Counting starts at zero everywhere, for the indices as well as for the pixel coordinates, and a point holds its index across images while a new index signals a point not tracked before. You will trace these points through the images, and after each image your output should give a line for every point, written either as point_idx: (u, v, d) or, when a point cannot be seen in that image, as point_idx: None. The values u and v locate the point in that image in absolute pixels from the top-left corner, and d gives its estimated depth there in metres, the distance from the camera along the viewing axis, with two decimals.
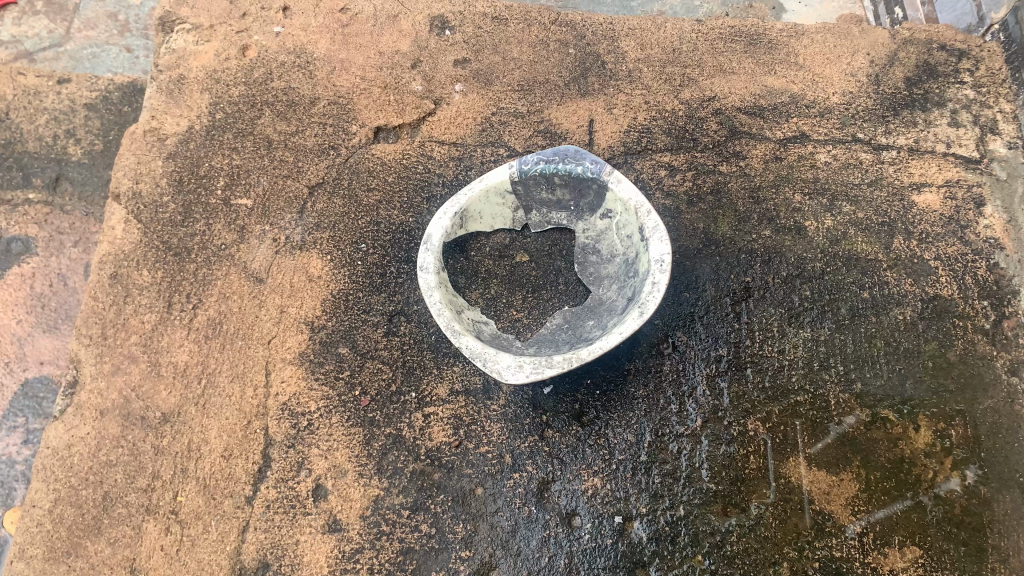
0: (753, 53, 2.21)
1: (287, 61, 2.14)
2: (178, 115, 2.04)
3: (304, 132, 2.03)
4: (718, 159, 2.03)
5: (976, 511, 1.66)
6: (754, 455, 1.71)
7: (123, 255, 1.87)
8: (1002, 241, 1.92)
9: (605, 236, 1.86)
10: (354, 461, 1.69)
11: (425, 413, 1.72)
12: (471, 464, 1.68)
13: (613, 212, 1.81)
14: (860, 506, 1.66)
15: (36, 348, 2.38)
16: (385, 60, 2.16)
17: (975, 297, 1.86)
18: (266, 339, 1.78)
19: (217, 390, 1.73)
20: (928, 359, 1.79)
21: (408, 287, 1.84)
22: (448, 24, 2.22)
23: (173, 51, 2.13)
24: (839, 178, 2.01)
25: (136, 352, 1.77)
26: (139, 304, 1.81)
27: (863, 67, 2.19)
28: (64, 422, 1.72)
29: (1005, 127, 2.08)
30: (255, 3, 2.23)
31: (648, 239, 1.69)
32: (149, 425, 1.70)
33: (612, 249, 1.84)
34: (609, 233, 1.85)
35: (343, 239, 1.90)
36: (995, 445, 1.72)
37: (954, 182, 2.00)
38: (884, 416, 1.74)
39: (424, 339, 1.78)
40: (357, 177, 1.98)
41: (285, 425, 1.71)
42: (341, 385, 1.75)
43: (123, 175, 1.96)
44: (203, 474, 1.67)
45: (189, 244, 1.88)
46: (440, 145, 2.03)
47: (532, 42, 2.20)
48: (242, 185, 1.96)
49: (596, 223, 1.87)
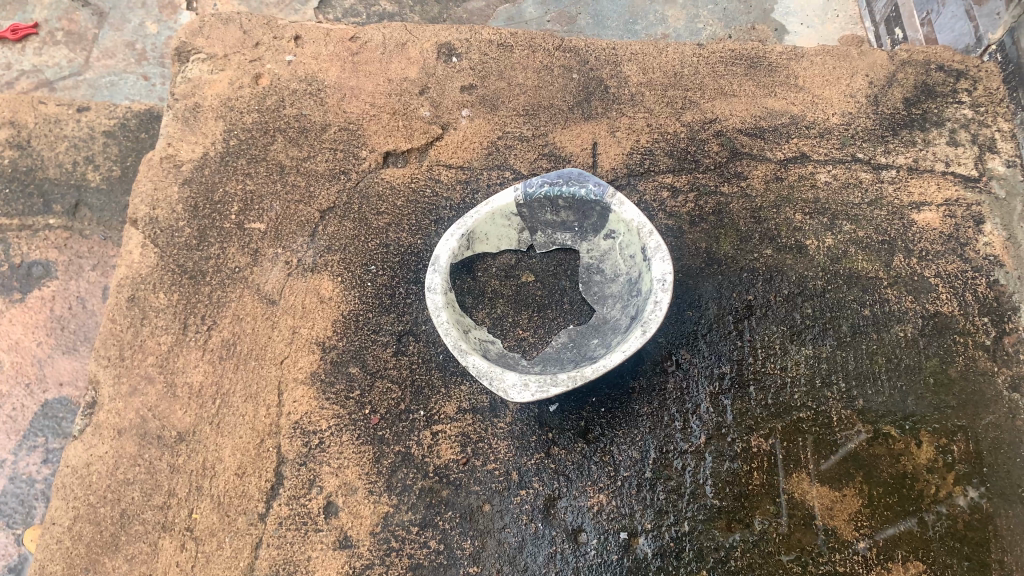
0: (754, 76, 2.26)
1: (299, 89, 2.20)
2: (193, 142, 2.10)
3: (316, 158, 2.09)
4: (719, 180, 2.07)
5: (979, 526, 1.67)
6: (757, 471, 1.73)
7: (140, 278, 1.92)
8: (1001, 258, 1.95)
9: (609, 256, 1.90)
10: (365, 478, 1.72)
11: (434, 431, 1.76)
12: (478, 481, 1.72)
13: (616, 233, 1.86)
14: (863, 521, 1.69)
15: (56, 369, 2.44)
16: (394, 87, 2.22)
17: (976, 313, 1.88)
18: (279, 359, 1.83)
19: (231, 409, 1.78)
20: (929, 375, 1.82)
21: (417, 307, 1.89)
22: (455, 52, 2.28)
23: (188, 80, 2.20)
24: (840, 197, 2.04)
25: (153, 373, 1.82)
26: (156, 326, 1.87)
27: (862, 88, 2.23)
28: (83, 441, 1.76)
29: (1003, 145, 2.11)
30: (267, 32, 2.30)
31: (651, 259, 1.73)
32: (165, 444, 1.75)
33: (615, 269, 1.88)
34: (613, 253, 1.89)
35: (354, 261, 1.95)
36: (997, 460, 1.73)
37: (953, 201, 2.03)
38: (886, 432, 1.76)
39: (432, 358, 1.82)
40: (367, 201, 2.03)
41: (297, 443, 1.75)
42: (352, 404, 1.79)
43: (140, 201, 2.02)
44: (217, 492, 1.71)
45: (204, 267, 1.94)
46: (447, 169, 2.08)
47: (537, 68, 2.26)
48: (256, 210, 2.01)
49: (600, 243, 1.91)
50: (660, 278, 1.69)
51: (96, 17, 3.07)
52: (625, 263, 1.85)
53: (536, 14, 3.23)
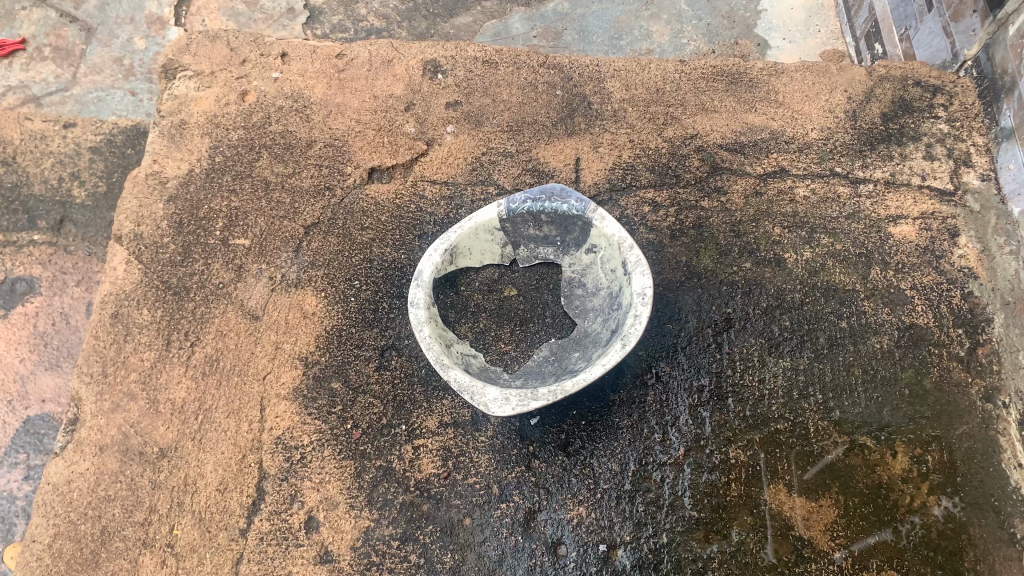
0: (735, 92, 2.28)
1: (285, 106, 2.21)
2: (179, 159, 2.12)
3: (300, 174, 2.10)
4: (700, 195, 2.09)
5: (952, 535, 1.69)
6: (735, 482, 1.75)
7: (124, 295, 1.93)
8: (976, 270, 1.97)
9: (589, 271, 1.92)
10: (346, 493, 1.73)
11: (415, 445, 1.77)
12: (459, 495, 1.73)
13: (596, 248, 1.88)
14: (838, 531, 1.70)
15: (38, 386, 2.40)
16: (378, 103, 2.23)
17: (951, 325, 1.90)
18: (261, 375, 1.84)
19: (214, 425, 1.79)
20: (905, 387, 1.84)
21: (400, 321, 1.90)
22: (440, 69, 2.30)
23: (174, 97, 2.22)
24: (818, 211, 2.07)
25: (136, 390, 1.83)
26: (139, 342, 1.88)
27: (841, 104, 2.25)
28: (65, 459, 1.77)
29: (978, 159, 2.14)
30: (254, 49, 2.31)
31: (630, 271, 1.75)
32: (147, 460, 1.76)
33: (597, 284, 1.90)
34: (594, 269, 1.91)
35: (337, 277, 1.96)
36: (970, 470, 1.75)
37: (930, 214, 2.06)
38: (861, 443, 1.78)
39: (414, 372, 1.84)
40: (351, 216, 2.05)
41: (278, 459, 1.76)
42: (334, 419, 1.80)
43: (125, 218, 2.03)
44: (198, 508, 1.72)
45: (188, 283, 1.95)
46: (432, 185, 2.10)
47: (520, 85, 2.28)
48: (240, 226, 2.02)
49: (581, 259, 1.93)
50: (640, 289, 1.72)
51: (84, 33, 3.10)
52: (607, 277, 1.86)
53: (523, 30, 3.24)
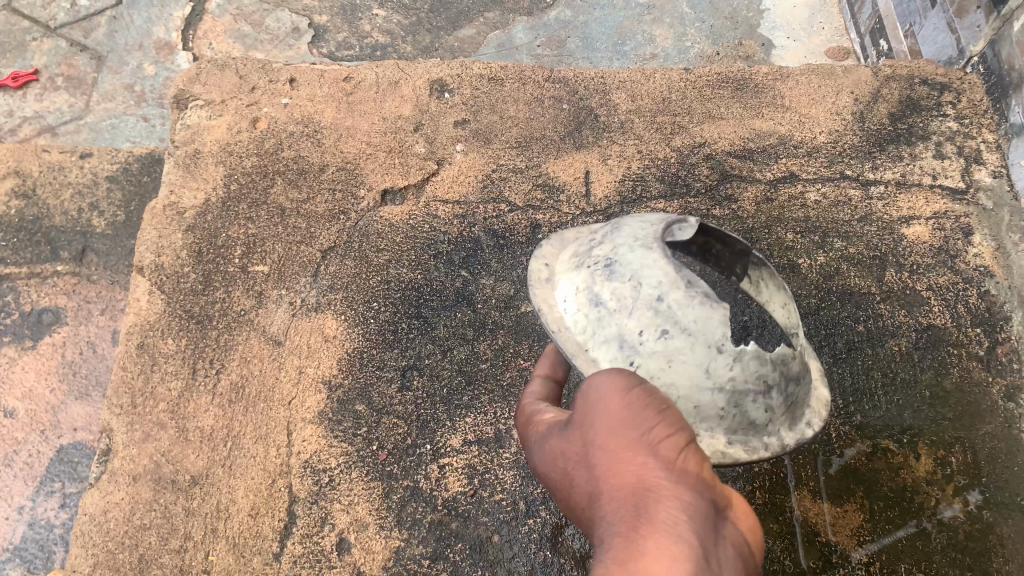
0: (741, 98, 2.29)
1: (296, 131, 2.24)
2: (195, 189, 2.15)
3: (315, 199, 2.13)
4: (711, 204, 2.11)
5: (979, 536, 1.71)
6: (759, 490, 1.75)
7: (148, 326, 1.97)
8: (991, 268, 2.00)
9: (637, 308, 1.38)
10: (375, 513, 1.76)
11: (441, 464, 1.80)
12: (486, 512, 1.75)
13: (619, 249, 1.48)
14: (865, 536, 1.71)
15: (70, 416, 2.43)
16: (389, 125, 2.26)
17: (968, 325, 1.93)
18: (287, 400, 1.87)
19: (243, 451, 1.83)
20: (925, 389, 1.86)
21: (419, 341, 1.93)
22: (447, 87, 2.32)
23: (188, 127, 2.25)
24: (830, 215, 2.08)
25: (164, 419, 1.86)
26: (166, 372, 1.91)
27: (847, 106, 2.26)
28: (99, 489, 1.80)
29: (989, 156, 2.16)
30: (263, 76, 2.35)
31: (683, 287, 1.36)
32: (179, 488, 1.79)
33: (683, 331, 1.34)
34: (646, 304, 1.38)
35: (357, 299, 1.99)
36: (994, 470, 1.78)
37: (942, 214, 2.08)
38: (884, 446, 1.80)
39: (436, 392, 1.87)
40: (367, 238, 2.07)
41: (307, 482, 1.79)
42: (359, 441, 1.83)
43: (146, 249, 2.07)
44: (231, 533, 1.75)
45: (211, 311, 1.98)
46: (444, 204, 2.13)
47: (527, 100, 2.30)
48: (259, 253, 2.05)
49: (624, 288, 1.42)
50: (700, 302, 1.34)
51: (94, 61, 3.14)
52: (672, 313, 1.34)
53: (526, 40, 3.25)
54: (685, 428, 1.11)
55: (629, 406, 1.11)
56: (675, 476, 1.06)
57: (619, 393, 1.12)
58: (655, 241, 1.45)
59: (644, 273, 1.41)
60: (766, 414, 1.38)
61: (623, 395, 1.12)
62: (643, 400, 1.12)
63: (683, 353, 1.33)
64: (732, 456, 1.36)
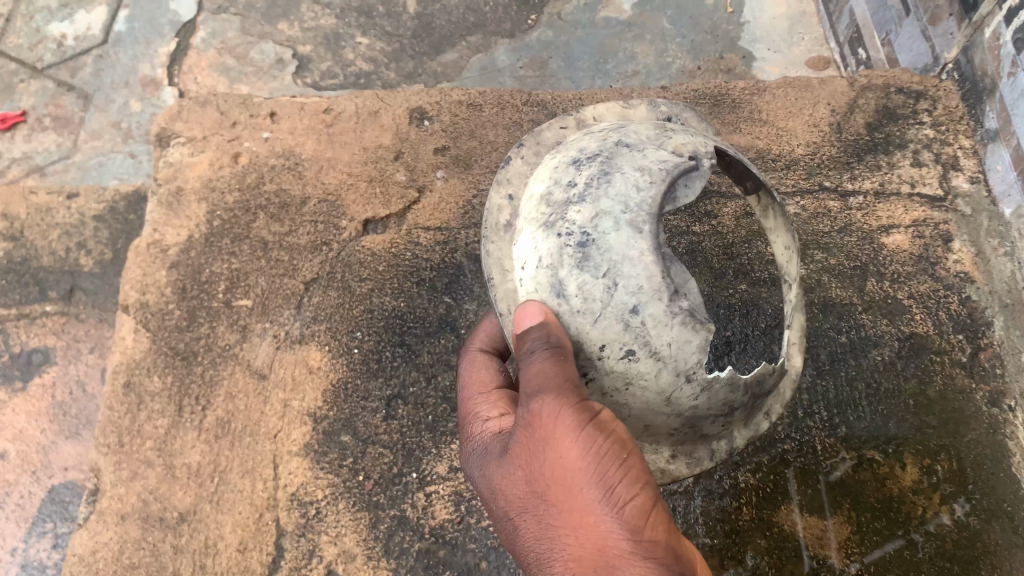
0: (718, 114, 2.30)
1: (277, 164, 2.26)
2: (178, 225, 2.17)
3: (297, 231, 2.14)
4: (691, 220, 2.10)
5: (967, 544, 1.70)
6: (746, 506, 1.75)
7: (134, 364, 1.98)
8: (972, 274, 2.00)
9: (606, 317, 1.26)
10: (363, 544, 1.76)
11: (427, 492, 1.80)
12: (473, 538, 1.75)
13: (600, 223, 1.29)
14: (853, 548, 1.71)
15: (60, 455, 2.44)
16: (369, 154, 2.27)
17: (951, 332, 1.92)
18: (272, 434, 1.88)
19: (230, 486, 1.83)
20: (909, 398, 1.85)
21: (403, 370, 1.93)
22: (427, 115, 2.34)
23: (170, 165, 2.28)
24: (810, 227, 2.09)
25: (152, 457, 1.88)
26: (152, 410, 1.92)
27: (824, 117, 2.27)
28: (88, 530, 1.82)
29: (966, 163, 2.16)
30: (244, 111, 2.37)
31: (666, 300, 1.22)
32: (167, 525, 1.81)
33: (655, 356, 1.26)
34: (617, 315, 1.25)
35: (340, 329, 2.00)
36: (981, 477, 1.76)
37: (921, 222, 2.08)
38: (870, 457, 1.79)
39: (422, 420, 1.87)
40: (350, 268, 2.08)
41: (295, 515, 1.80)
42: (346, 472, 1.83)
43: (130, 287, 2.08)
44: (220, 569, 1.76)
45: (196, 347, 1.99)
46: (426, 231, 2.13)
47: (506, 125, 2.31)
48: (242, 287, 2.06)
49: (594, 285, 1.27)
50: (679, 327, 1.23)
51: (81, 100, 3.18)
52: (645, 338, 1.24)
53: (508, 62, 3.27)
54: (644, 479, 1.18)
55: (589, 453, 1.17)
56: (633, 537, 1.13)
57: (577, 436, 1.17)
58: (647, 221, 1.26)
59: (624, 270, 1.24)
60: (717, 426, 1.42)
61: (578, 439, 1.17)
62: (603, 448, 1.17)
63: (644, 381, 1.28)
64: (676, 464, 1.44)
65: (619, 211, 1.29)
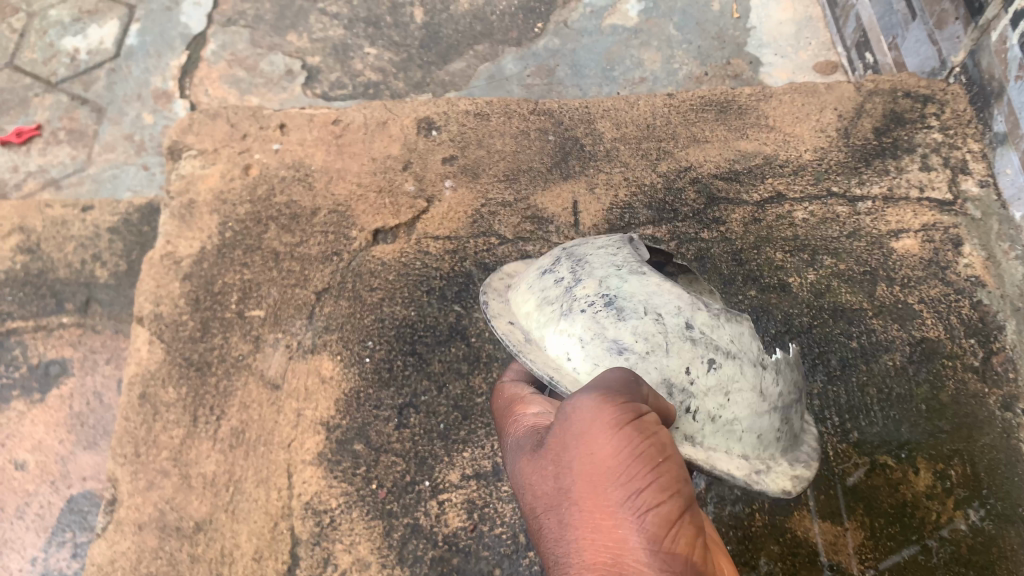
0: (724, 121, 2.32)
1: (288, 175, 2.28)
2: (191, 237, 2.19)
3: (308, 242, 2.16)
4: (699, 227, 2.12)
5: (982, 549, 1.70)
6: (759, 512, 1.76)
7: (149, 375, 2.01)
8: (983, 278, 2.00)
9: (671, 342, 1.33)
10: (377, 552, 1.78)
11: (440, 500, 1.82)
12: (487, 546, 1.76)
13: (610, 283, 1.41)
14: (867, 554, 1.71)
15: (78, 465, 2.47)
16: (378, 165, 2.30)
17: (962, 336, 1.92)
18: (286, 443, 1.90)
19: (245, 495, 1.85)
20: (921, 403, 1.85)
21: (415, 378, 1.94)
22: (435, 125, 2.36)
23: (182, 177, 2.31)
24: (818, 232, 2.09)
25: (168, 467, 1.90)
26: (167, 420, 1.95)
27: (831, 123, 2.28)
28: (106, 539, 1.85)
29: (975, 166, 2.16)
30: (254, 123, 2.40)
31: (704, 307, 1.36)
32: (184, 534, 1.83)
33: (727, 355, 1.34)
34: (678, 336, 1.34)
35: (352, 339, 2.01)
36: (995, 481, 1.76)
37: (931, 226, 2.08)
38: (882, 462, 1.79)
39: (434, 428, 1.88)
40: (360, 278, 2.10)
41: (309, 523, 1.82)
42: (359, 480, 1.85)
43: (145, 299, 2.11)
44: None
45: (210, 357, 2.01)
46: (436, 240, 2.14)
47: (514, 134, 2.33)
48: (255, 298, 2.09)
49: (644, 324, 1.34)
50: (726, 319, 1.36)
51: (94, 114, 3.22)
52: (712, 339, 1.34)
53: (515, 70, 3.29)
54: (676, 489, 1.17)
55: (624, 454, 1.18)
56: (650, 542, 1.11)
57: (615, 435, 1.19)
58: (644, 265, 1.44)
59: (656, 302, 1.36)
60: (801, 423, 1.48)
61: (617, 436, 1.19)
62: (640, 448, 1.18)
63: (737, 380, 1.34)
64: (800, 471, 1.43)
65: (617, 272, 1.43)
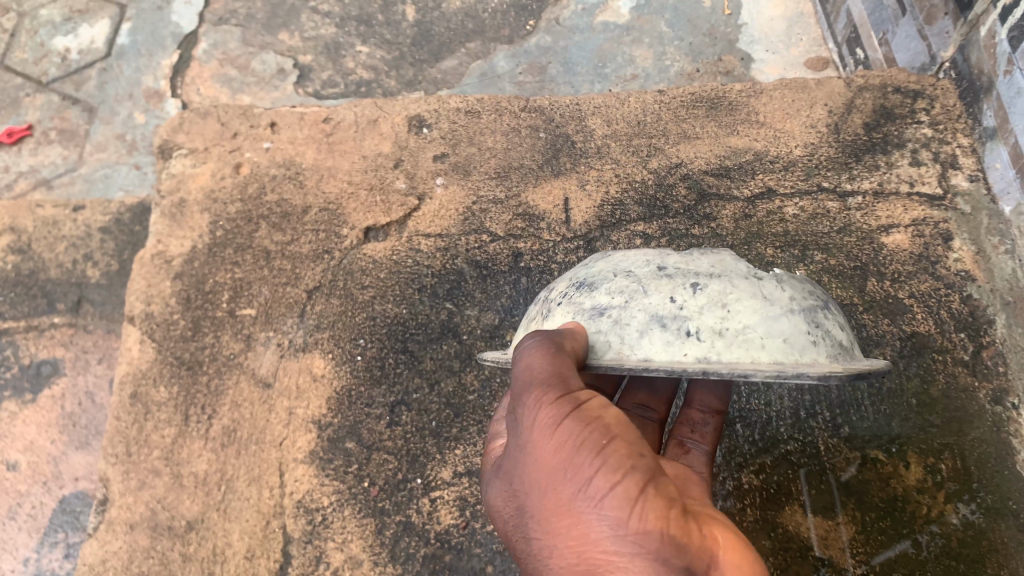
0: (715, 117, 2.32)
1: (279, 174, 2.28)
2: (182, 236, 2.19)
3: (299, 240, 2.16)
4: (689, 223, 2.12)
5: (973, 543, 1.70)
6: (751, 507, 1.78)
7: (141, 374, 2.01)
8: (972, 273, 2.00)
9: (648, 283, 1.33)
10: (369, 550, 1.78)
11: (432, 498, 1.82)
12: (479, 543, 1.76)
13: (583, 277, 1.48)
14: (858, 548, 1.72)
15: (71, 466, 2.46)
16: (369, 163, 2.29)
17: (952, 330, 1.93)
18: (278, 442, 1.90)
19: (237, 494, 1.85)
20: (912, 397, 1.85)
21: (406, 376, 1.94)
22: (425, 123, 2.36)
23: (173, 176, 2.31)
24: (809, 228, 2.10)
25: (159, 466, 1.90)
26: (159, 419, 1.95)
27: (822, 118, 2.28)
28: (98, 539, 1.86)
29: (965, 161, 2.17)
30: (244, 122, 2.39)
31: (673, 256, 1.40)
32: (176, 533, 1.83)
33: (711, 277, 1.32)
34: (652, 276, 1.35)
35: (343, 337, 2.01)
36: (985, 475, 1.76)
37: (921, 221, 2.08)
38: (873, 457, 1.80)
39: (425, 426, 1.88)
40: (351, 276, 2.10)
41: (301, 522, 1.82)
42: (351, 478, 1.85)
43: (136, 299, 2.12)
44: None
45: (201, 356, 2.01)
46: (427, 238, 2.14)
47: (504, 131, 2.33)
48: (246, 296, 2.08)
49: (619, 280, 1.37)
50: (700, 258, 1.39)
51: (86, 113, 3.21)
52: (687, 270, 1.34)
53: (507, 68, 3.29)
54: (629, 465, 1.11)
55: (568, 445, 1.15)
56: (615, 527, 1.09)
57: (557, 429, 1.17)
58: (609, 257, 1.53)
59: (627, 265, 1.41)
60: (843, 333, 1.32)
61: (562, 425, 1.17)
62: (589, 434, 1.15)
63: (731, 291, 1.28)
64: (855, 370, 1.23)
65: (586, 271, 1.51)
